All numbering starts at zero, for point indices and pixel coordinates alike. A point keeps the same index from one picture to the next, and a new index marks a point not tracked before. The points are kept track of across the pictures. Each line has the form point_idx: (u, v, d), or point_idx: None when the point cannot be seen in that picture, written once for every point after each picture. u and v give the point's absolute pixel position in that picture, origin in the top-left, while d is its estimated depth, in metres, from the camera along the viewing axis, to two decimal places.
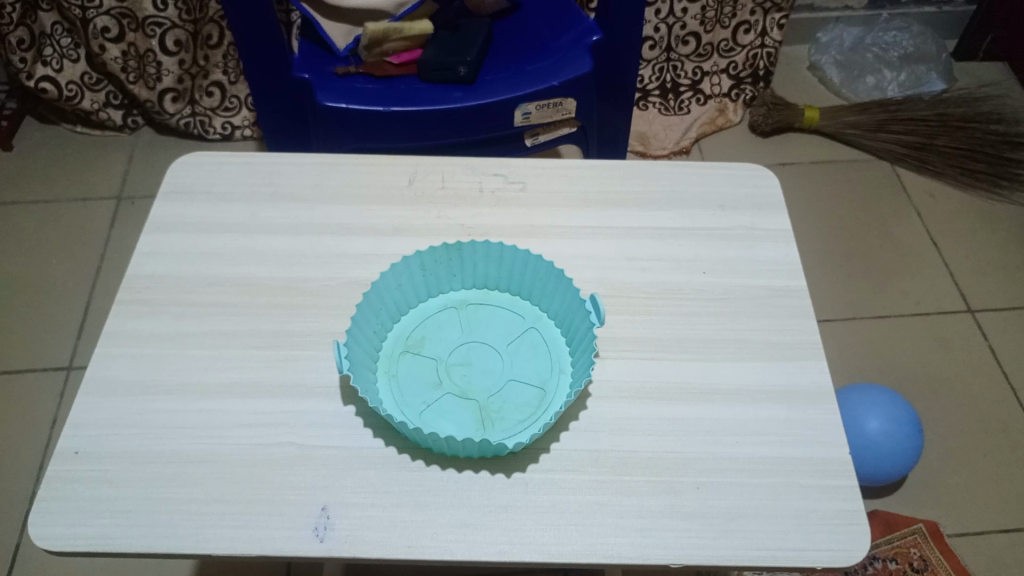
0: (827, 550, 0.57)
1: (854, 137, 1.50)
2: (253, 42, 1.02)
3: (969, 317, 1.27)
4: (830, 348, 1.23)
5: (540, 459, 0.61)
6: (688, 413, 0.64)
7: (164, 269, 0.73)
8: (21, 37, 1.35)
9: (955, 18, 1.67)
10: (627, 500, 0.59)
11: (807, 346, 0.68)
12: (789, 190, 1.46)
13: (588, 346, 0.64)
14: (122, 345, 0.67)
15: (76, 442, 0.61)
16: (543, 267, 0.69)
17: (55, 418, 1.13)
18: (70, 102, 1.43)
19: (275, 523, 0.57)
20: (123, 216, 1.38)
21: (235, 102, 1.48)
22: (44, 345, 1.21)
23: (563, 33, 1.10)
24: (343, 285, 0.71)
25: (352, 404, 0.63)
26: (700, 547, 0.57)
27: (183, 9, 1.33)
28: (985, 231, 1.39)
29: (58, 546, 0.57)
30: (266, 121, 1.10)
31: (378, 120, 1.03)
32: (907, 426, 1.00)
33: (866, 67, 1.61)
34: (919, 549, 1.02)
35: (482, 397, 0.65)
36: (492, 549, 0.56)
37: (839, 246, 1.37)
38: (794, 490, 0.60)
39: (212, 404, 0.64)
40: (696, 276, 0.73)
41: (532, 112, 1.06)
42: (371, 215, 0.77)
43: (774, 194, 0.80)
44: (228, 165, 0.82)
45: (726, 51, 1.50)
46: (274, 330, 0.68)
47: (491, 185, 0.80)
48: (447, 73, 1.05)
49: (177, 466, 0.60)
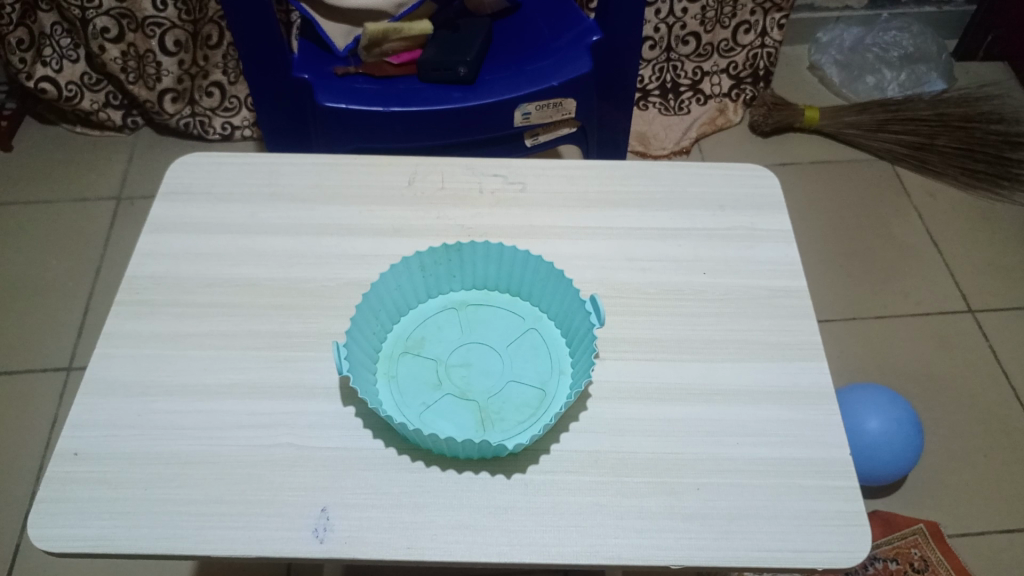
0: (828, 551, 0.57)
1: (854, 137, 1.50)
2: (252, 42, 1.02)
3: (969, 317, 1.27)
4: (829, 349, 1.23)
5: (540, 461, 0.60)
6: (688, 414, 0.64)
7: (164, 270, 0.73)
8: (21, 37, 1.35)
9: (956, 18, 1.67)
10: (628, 501, 0.59)
11: (808, 346, 0.68)
12: (789, 190, 1.46)
13: (588, 347, 0.64)
14: (121, 346, 0.67)
15: (75, 443, 0.61)
16: (543, 268, 0.69)
17: (55, 419, 1.13)
18: (70, 102, 1.43)
19: (275, 523, 0.57)
20: (122, 217, 1.38)
21: (235, 102, 1.48)
22: (43, 346, 1.21)
23: (563, 33, 1.10)
24: (343, 286, 0.71)
25: (352, 405, 0.63)
26: (700, 548, 0.57)
27: (183, 9, 1.33)
28: (985, 231, 1.39)
29: (57, 547, 0.57)
30: (266, 122, 1.10)
31: (378, 120, 1.03)
32: (907, 425, 1.00)
33: (867, 66, 1.60)
34: (920, 549, 1.02)
35: (482, 398, 0.65)
36: (492, 550, 0.56)
37: (839, 246, 1.37)
38: (795, 491, 0.60)
39: (212, 405, 0.63)
40: (696, 277, 0.73)
41: (532, 112, 1.06)
42: (371, 216, 0.77)
43: (774, 194, 0.80)
44: (228, 165, 0.82)
45: (726, 51, 1.50)
46: (274, 331, 0.68)
47: (491, 186, 0.80)
48: (447, 73, 1.05)
49: (177, 467, 0.60)
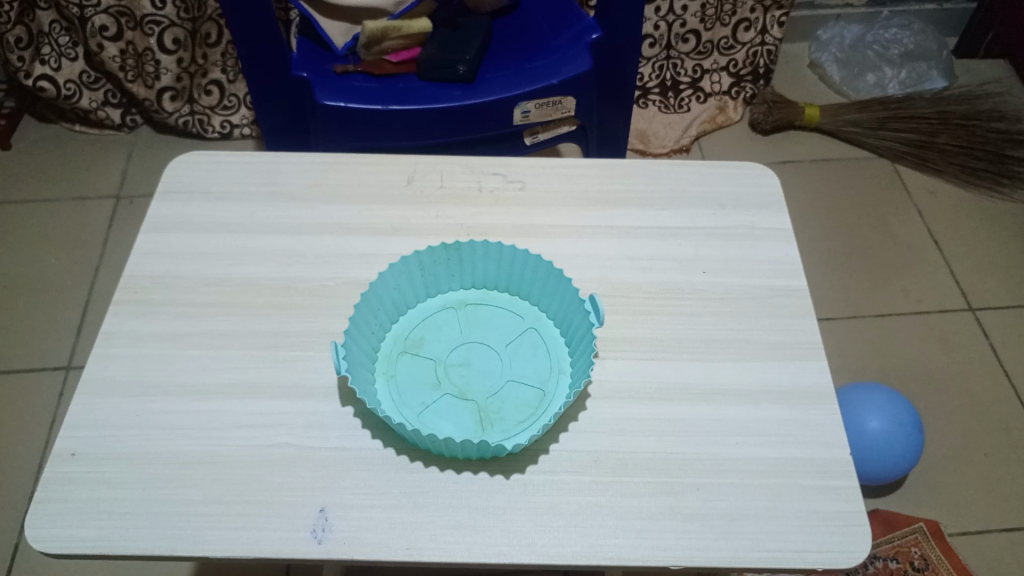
0: (827, 552, 0.57)
1: (854, 134, 1.50)
2: (251, 41, 1.01)
3: (970, 315, 1.26)
4: (829, 347, 1.23)
5: (539, 461, 0.60)
6: (688, 414, 0.63)
7: (162, 269, 0.73)
8: (19, 36, 1.35)
9: (957, 15, 1.67)
10: (627, 501, 0.58)
11: (808, 346, 0.68)
12: (789, 188, 1.45)
13: (588, 347, 0.64)
14: (119, 345, 0.67)
15: (74, 443, 0.61)
16: (543, 267, 0.68)
17: (54, 419, 1.13)
18: (69, 100, 1.43)
19: (274, 524, 0.57)
20: (122, 215, 1.38)
21: (235, 100, 1.48)
22: (43, 344, 1.21)
23: (563, 31, 1.10)
24: (343, 285, 0.71)
25: (351, 405, 0.63)
26: (700, 548, 0.57)
27: (182, 7, 1.32)
28: (986, 228, 1.38)
29: (56, 547, 0.56)
30: (264, 120, 1.09)
31: (377, 118, 1.03)
32: (908, 425, 0.99)
33: (867, 64, 1.60)
34: (920, 548, 1.02)
35: (482, 398, 0.65)
36: (492, 550, 0.56)
37: (839, 244, 1.37)
38: (796, 491, 0.59)
39: (210, 405, 0.63)
40: (697, 276, 0.73)
41: (532, 110, 1.06)
42: (371, 215, 0.77)
43: (774, 193, 0.80)
44: (227, 163, 0.82)
45: (726, 48, 1.49)
46: (273, 330, 0.68)
47: (491, 184, 0.79)
48: (446, 71, 1.05)
49: (176, 467, 0.60)
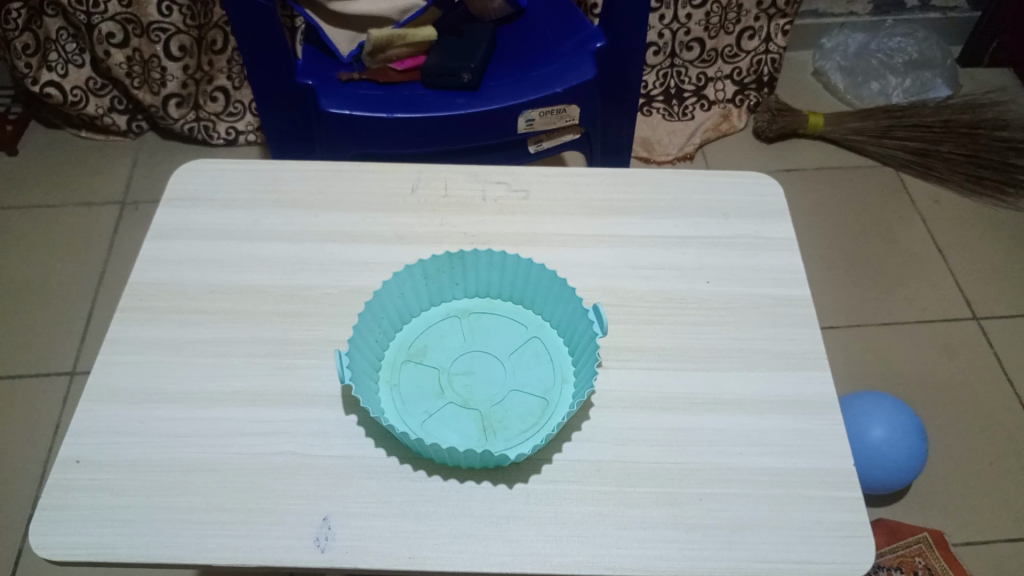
0: (831, 561, 0.57)
1: (860, 142, 1.50)
2: (255, 48, 1.01)
3: (974, 324, 1.26)
4: (833, 356, 1.23)
5: (542, 470, 0.60)
6: (690, 424, 0.63)
7: (166, 276, 0.73)
8: (27, 42, 1.37)
9: (961, 24, 1.67)
10: (630, 511, 0.58)
11: (811, 355, 0.68)
12: (791, 197, 1.45)
13: (591, 356, 0.64)
14: (123, 352, 0.67)
15: (77, 450, 0.61)
16: (546, 275, 0.68)
17: (58, 424, 1.13)
18: (75, 106, 1.44)
19: (276, 532, 0.57)
20: (127, 220, 1.39)
21: (240, 107, 1.49)
22: (48, 349, 1.22)
23: (567, 39, 1.10)
24: (346, 293, 0.71)
25: (353, 413, 0.63)
26: (703, 558, 0.56)
27: (188, 14, 1.33)
28: (988, 237, 1.38)
29: (59, 554, 0.57)
30: (269, 126, 1.10)
31: (381, 125, 1.03)
32: (913, 435, 0.99)
33: (871, 72, 1.60)
34: (924, 558, 1.01)
35: (485, 407, 0.65)
36: (494, 559, 0.56)
37: (843, 252, 1.37)
38: (798, 501, 0.59)
39: (213, 413, 0.63)
40: (700, 284, 0.73)
41: (536, 118, 1.06)
42: (374, 222, 0.77)
43: (778, 203, 0.80)
44: (231, 171, 0.82)
45: (731, 56, 1.50)
46: (277, 338, 0.68)
47: (494, 193, 0.80)
48: (450, 79, 1.05)
49: (178, 475, 0.60)
